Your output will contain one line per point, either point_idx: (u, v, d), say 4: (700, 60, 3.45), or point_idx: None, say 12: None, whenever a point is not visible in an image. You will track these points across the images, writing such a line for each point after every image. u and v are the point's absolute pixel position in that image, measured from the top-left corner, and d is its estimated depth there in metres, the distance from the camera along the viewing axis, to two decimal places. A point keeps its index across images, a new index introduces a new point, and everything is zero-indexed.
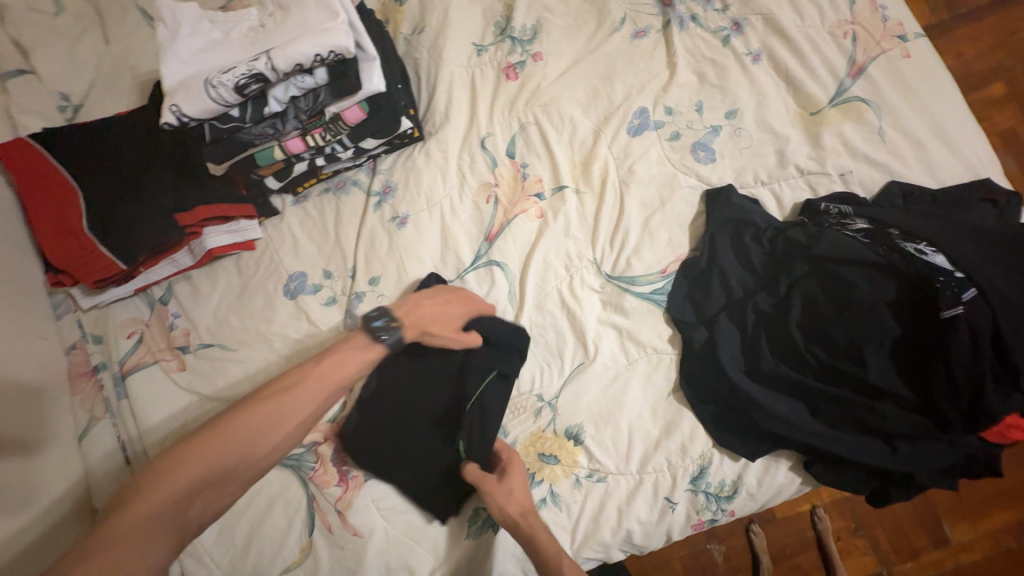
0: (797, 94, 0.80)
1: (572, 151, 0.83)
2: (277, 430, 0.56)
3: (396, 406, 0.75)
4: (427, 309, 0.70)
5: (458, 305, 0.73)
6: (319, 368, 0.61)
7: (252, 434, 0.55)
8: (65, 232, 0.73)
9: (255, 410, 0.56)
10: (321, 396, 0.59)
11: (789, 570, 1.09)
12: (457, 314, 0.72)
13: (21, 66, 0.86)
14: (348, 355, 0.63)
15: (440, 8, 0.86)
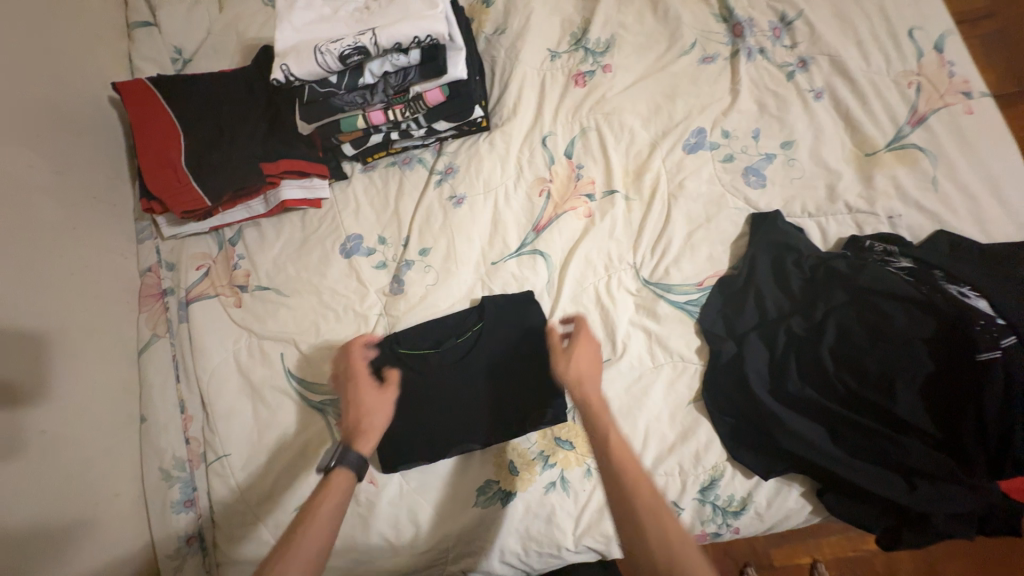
0: (854, 134, 0.82)
1: (626, 159, 0.87)
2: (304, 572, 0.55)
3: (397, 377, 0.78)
4: (356, 410, 0.70)
5: (375, 391, 0.72)
6: (327, 510, 0.60)
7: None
8: (164, 164, 0.82)
9: (284, 560, 0.55)
10: (321, 527, 0.59)
11: None
12: (380, 396, 0.71)
13: (147, 19, 0.97)
14: (324, 494, 0.62)
15: (523, 13, 0.93)
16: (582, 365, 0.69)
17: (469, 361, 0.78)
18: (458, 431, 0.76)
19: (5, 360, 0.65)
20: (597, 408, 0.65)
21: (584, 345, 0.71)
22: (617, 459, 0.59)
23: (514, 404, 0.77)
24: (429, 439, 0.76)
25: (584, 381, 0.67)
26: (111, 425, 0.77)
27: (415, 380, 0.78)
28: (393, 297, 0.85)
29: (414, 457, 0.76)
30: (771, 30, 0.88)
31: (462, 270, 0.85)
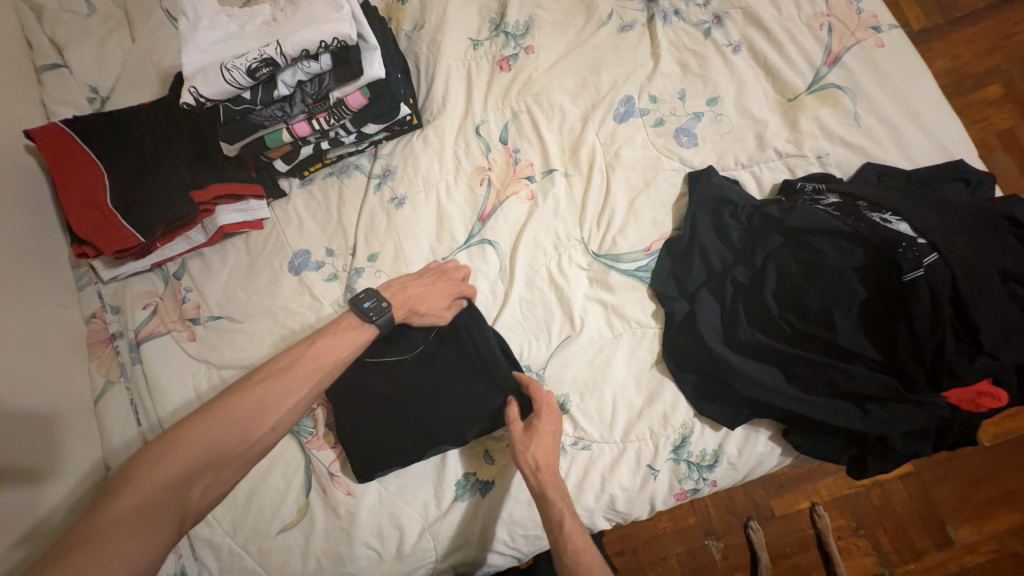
0: (776, 81, 0.84)
1: (561, 137, 0.88)
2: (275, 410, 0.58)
3: (364, 384, 0.78)
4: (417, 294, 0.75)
5: (445, 296, 0.76)
6: (293, 373, 0.61)
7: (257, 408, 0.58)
8: (89, 206, 0.80)
9: (245, 399, 0.58)
10: (308, 381, 0.61)
11: (789, 570, 1.09)
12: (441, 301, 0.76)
13: (56, 61, 0.95)
14: (345, 336, 0.66)
15: (439, 5, 0.92)
16: (541, 444, 0.71)
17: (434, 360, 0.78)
18: (428, 429, 0.76)
19: None
20: (552, 492, 0.68)
21: (546, 425, 0.72)
22: (572, 547, 0.62)
23: (481, 396, 0.77)
24: (399, 442, 0.76)
25: (541, 469, 0.69)
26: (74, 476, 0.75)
27: (383, 386, 0.78)
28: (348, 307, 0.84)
29: (387, 464, 0.75)
30: None
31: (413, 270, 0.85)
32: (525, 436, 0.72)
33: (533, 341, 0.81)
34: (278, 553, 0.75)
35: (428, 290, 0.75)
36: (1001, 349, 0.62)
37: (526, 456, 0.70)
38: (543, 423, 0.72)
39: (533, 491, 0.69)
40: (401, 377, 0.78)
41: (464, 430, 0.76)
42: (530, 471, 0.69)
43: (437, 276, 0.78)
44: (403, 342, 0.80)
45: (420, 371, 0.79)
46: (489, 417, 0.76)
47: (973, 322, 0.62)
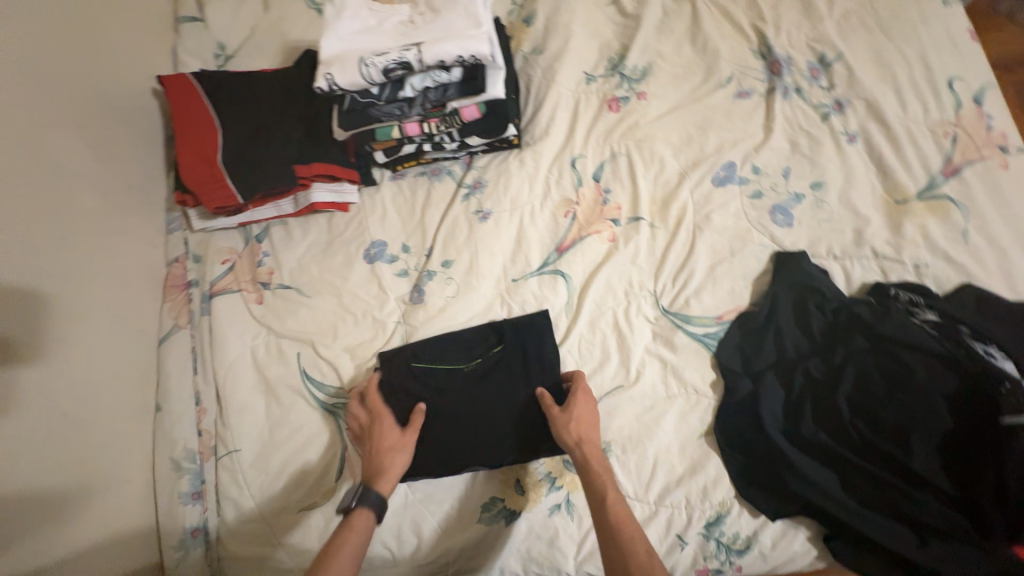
0: (886, 180, 0.82)
1: (654, 188, 0.88)
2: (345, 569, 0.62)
3: (416, 386, 0.79)
4: (378, 451, 0.73)
5: (399, 432, 0.75)
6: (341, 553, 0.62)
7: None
8: (201, 161, 0.83)
9: None
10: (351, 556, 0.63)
11: None
12: (401, 437, 0.74)
13: (194, 14, 1.00)
14: (349, 538, 0.64)
15: (562, 35, 0.94)
16: (580, 421, 0.72)
17: (489, 381, 0.79)
18: (467, 445, 0.76)
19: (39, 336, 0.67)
20: (597, 467, 0.68)
21: (583, 401, 0.74)
22: (615, 518, 0.63)
23: (527, 425, 0.77)
24: (437, 450, 0.76)
25: (585, 443, 0.70)
26: (127, 412, 0.78)
27: (433, 393, 0.79)
28: (412, 306, 0.86)
29: (421, 469, 0.76)
30: (809, 70, 0.87)
31: (482, 285, 0.86)
32: (564, 413, 0.73)
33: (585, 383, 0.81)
34: (296, 529, 0.77)
35: (388, 446, 0.73)
36: None
37: (566, 428, 0.71)
38: (579, 398, 0.74)
39: (577, 462, 0.69)
40: (453, 388, 0.79)
41: (501, 455, 0.76)
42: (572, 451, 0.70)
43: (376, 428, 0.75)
44: (461, 355, 0.81)
45: (472, 387, 0.79)
46: (529, 448, 0.76)
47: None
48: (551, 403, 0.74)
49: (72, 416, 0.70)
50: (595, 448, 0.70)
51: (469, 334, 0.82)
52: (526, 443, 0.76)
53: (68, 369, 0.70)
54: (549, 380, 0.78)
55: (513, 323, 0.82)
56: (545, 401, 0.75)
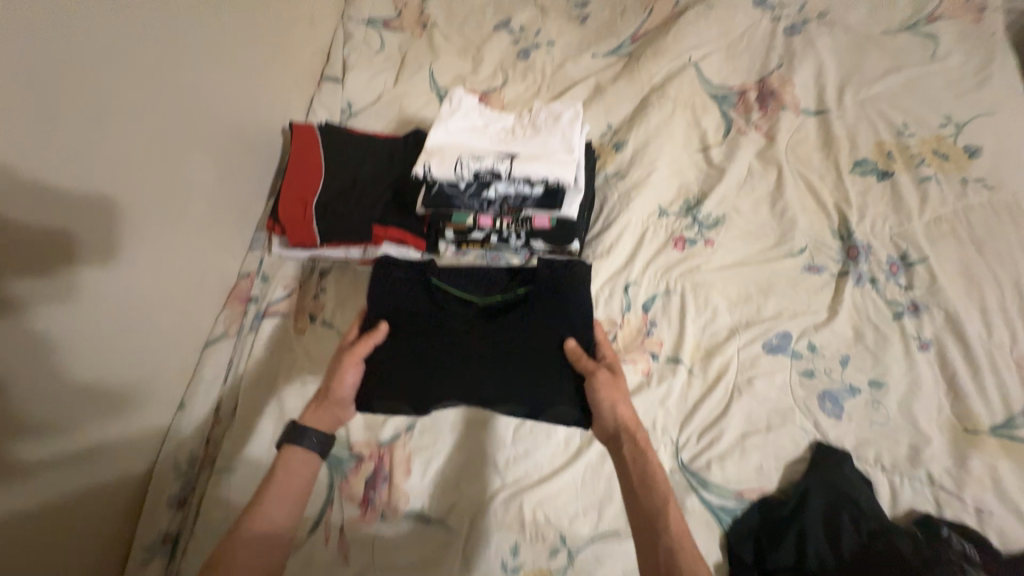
0: (956, 401, 0.75)
1: (700, 335, 0.86)
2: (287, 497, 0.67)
3: (420, 309, 0.75)
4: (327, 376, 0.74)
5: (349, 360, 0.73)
6: (276, 485, 0.67)
7: (264, 515, 0.64)
8: (298, 200, 0.94)
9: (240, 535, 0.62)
10: (285, 488, 0.67)
11: None
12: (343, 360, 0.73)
13: (336, 75, 1.18)
14: (288, 465, 0.68)
15: (646, 167, 0.99)
16: (622, 394, 0.69)
17: (497, 322, 0.75)
18: (461, 389, 0.71)
19: (113, 318, 0.72)
20: (643, 445, 0.67)
21: (620, 376, 0.71)
22: (675, 528, 0.60)
23: (540, 382, 0.71)
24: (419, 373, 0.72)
25: (632, 425, 0.68)
26: (158, 397, 0.82)
27: (436, 324, 0.75)
28: None
29: (399, 399, 0.73)
30: (888, 264, 0.85)
31: None
32: (611, 381, 0.69)
33: (583, 517, 0.76)
34: None
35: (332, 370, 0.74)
36: None
37: (610, 408, 0.69)
38: (616, 373, 0.71)
39: (628, 448, 0.67)
40: (456, 317, 0.75)
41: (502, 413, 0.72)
42: (611, 430, 0.69)
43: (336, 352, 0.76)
44: (479, 290, 0.78)
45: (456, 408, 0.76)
46: (533, 410, 0.72)
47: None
48: (589, 369, 0.70)
49: (117, 386, 0.74)
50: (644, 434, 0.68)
51: (488, 271, 0.80)
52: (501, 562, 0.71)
53: (140, 321, 0.77)
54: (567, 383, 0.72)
55: (549, 270, 0.76)
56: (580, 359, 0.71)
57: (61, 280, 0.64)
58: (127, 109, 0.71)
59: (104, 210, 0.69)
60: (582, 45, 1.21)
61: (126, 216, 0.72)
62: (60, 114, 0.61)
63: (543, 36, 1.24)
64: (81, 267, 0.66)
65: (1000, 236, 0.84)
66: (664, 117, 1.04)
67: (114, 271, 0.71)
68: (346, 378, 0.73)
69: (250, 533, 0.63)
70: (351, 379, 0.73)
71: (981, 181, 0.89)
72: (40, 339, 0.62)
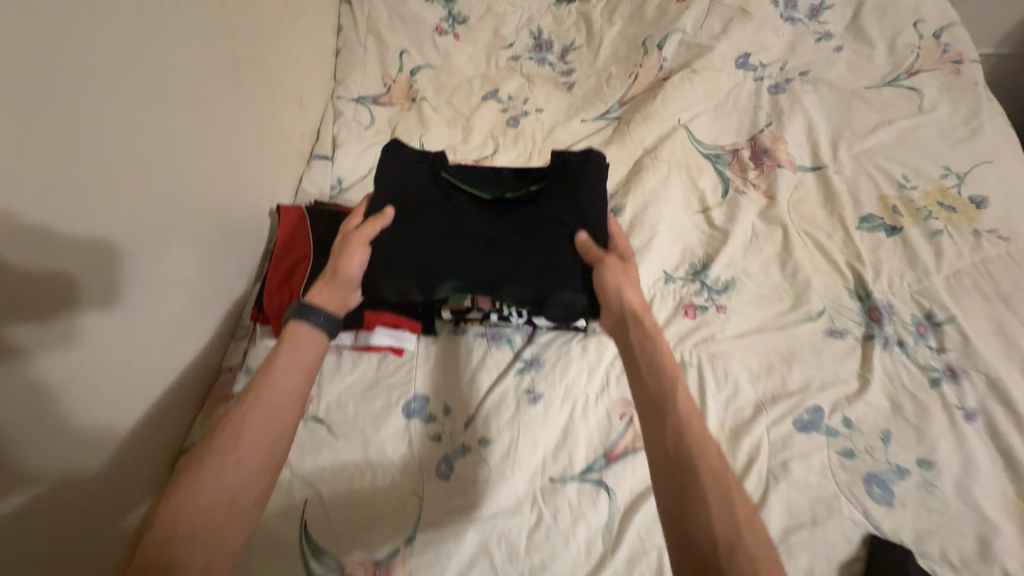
0: (1018, 480, 0.68)
1: (723, 411, 0.79)
2: (276, 400, 0.63)
3: (442, 231, 0.81)
4: (335, 257, 0.79)
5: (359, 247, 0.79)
6: (285, 358, 0.67)
7: (269, 392, 0.63)
8: (286, 287, 0.91)
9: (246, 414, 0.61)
10: (274, 395, 0.63)
11: None
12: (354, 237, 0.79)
13: (325, 153, 1.17)
14: (295, 351, 0.69)
15: (648, 231, 0.95)
16: (631, 281, 0.75)
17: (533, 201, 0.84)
18: (476, 270, 0.79)
19: (85, 409, 0.65)
20: (647, 329, 0.69)
21: (630, 266, 0.78)
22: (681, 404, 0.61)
23: (552, 277, 0.78)
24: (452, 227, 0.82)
25: (636, 309, 0.72)
26: (103, 518, 0.69)
27: (454, 237, 0.81)
28: (437, 481, 0.79)
29: (410, 284, 0.79)
30: (914, 324, 0.80)
31: (518, 476, 0.77)
32: (620, 267, 0.76)
33: None
34: None
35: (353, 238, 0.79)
36: None
37: (618, 294, 0.73)
38: (625, 262, 0.78)
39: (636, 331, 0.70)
40: (473, 222, 0.83)
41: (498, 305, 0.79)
42: (615, 310, 0.74)
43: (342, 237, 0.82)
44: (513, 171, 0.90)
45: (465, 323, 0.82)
46: (539, 297, 0.78)
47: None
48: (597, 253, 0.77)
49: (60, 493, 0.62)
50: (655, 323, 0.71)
51: (495, 175, 0.90)
52: None
53: (133, 378, 0.72)
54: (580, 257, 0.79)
55: (562, 167, 0.86)
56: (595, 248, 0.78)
57: (60, 324, 0.60)
58: (123, 192, 0.67)
59: (102, 290, 0.65)
60: (570, 111, 1.22)
61: (129, 270, 0.69)
62: (58, 200, 0.58)
63: (531, 104, 1.26)
64: (81, 312, 0.63)
65: None
66: (660, 179, 1.02)
67: (112, 317, 0.67)
68: (353, 257, 0.78)
69: (240, 431, 0.59)
70: (359, 256, 0.79)
71: (994, 233, 0.86)
72: (35, 384, 0.58)
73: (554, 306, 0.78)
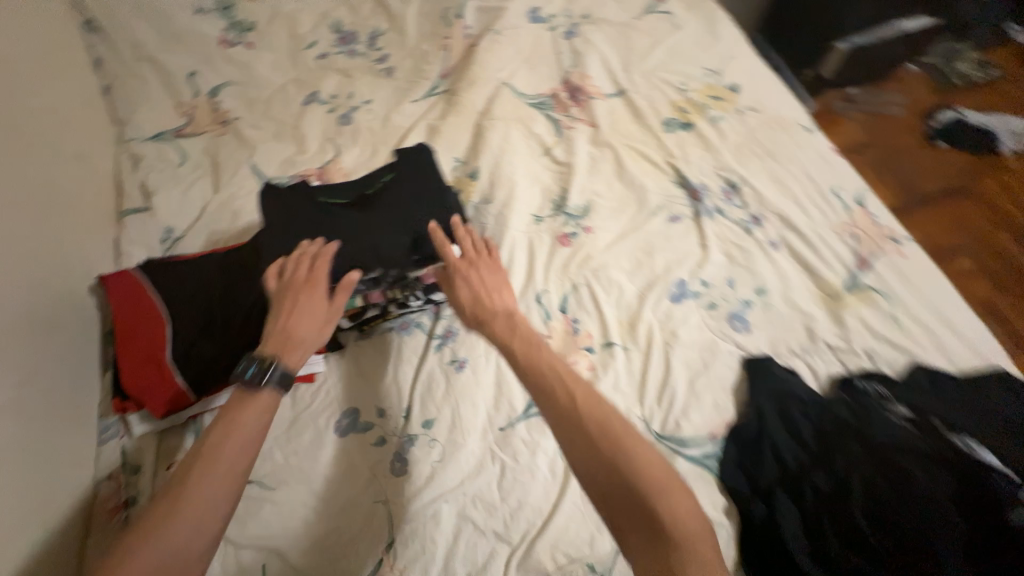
0: (815, 278, 0.92)
1: (618, 312, 0.92)
2: (237, 444, 0.59)
3: (304, 212, 0.84)
4: (289, 317, 0.71)
5: (323, 297, 0.74)
6: (240, 416, 0.62)
7: (232, 431, 0.60)
8: (148, 360, 0.78)
9: (206, 457, 0.58)
10: (240, 431, 0.60)
11: None
12: (307, 296, 0.73)
13: (139, 204, 1.01)
14: (251, 403, 0.63)
15: (507, 184, 1.03)
16: (481, 279, 0.80)
17: (391, 189, 0.88)
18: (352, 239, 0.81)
19: None
20: (490, 314, 0.76)
21: (486, 266, 0.81)
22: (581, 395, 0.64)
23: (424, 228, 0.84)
24: (331, 221, 0.83)
25: (482, 293, 0.78)
26: None
27: (315, 215, 0.84)
28: (396, 480, 0.78)
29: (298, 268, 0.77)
30: (723, 193, 1.01)
31: (470, 440, 0.81)
32: (471, 272, 0.80)
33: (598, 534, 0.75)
34: None
35: (304, 304, 0.72)
36: None
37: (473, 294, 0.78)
38: (487, 266, 0.81)
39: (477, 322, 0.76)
40: (341, 217, 0.84)
41: (394, 274, 0.83)
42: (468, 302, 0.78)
43: (295, 294, 0.73)
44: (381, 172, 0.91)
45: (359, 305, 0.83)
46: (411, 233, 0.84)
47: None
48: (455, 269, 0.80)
49: None
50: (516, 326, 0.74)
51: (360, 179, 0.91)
52: None
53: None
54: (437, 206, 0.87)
55: (404, 156, 0.93)
56: (437, 230, 0.82)
57: None
58: None
59: None
60: (398, 94, 1.22)
61: None
62: None
63: (357, 97, 1.23)
64: None
65: (782, 144, 1.06)
66: (502, 136, 1.09)
67: None
68: (314, 318, 0.72)
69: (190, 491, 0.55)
70: (319, 318, 0.73)
71: (751, 109, 1.11)
72: None
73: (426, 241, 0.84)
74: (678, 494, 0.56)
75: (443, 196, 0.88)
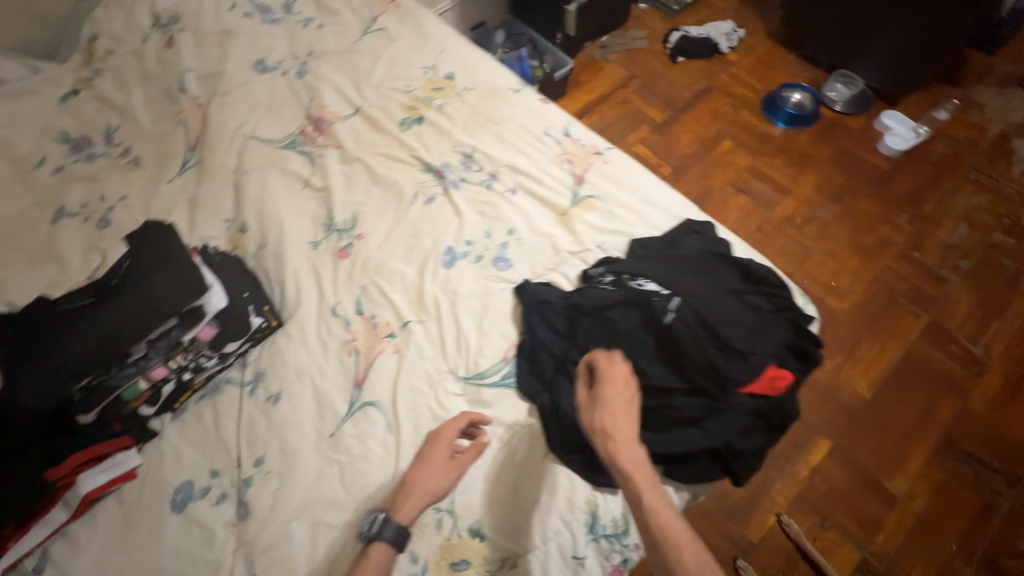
0: (550, 204, 1.11)
1: (406, 294, 1.04)
2: None
3: (43, 325, 0.86)
4: (419, 470, 0.83)
5: (446, 452, 0.84)
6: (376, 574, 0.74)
7: None
8: None
9: None
10: None
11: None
12: (449, 464, 0.83)
13: None
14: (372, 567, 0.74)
15: (275, 225, 1.10)
16: (610, 411, 0.79)
17: (130, 269, 0.92)
18: (99, 329, 0.85)
19: None
20: (615, 452, 0.76)
21: (613, 373, 0.83)
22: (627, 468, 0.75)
23: (168, 292, 0.89)
24: (75, 320, 0.86)
25: (610, 430, 0.78)
26: None
27: (55, 323, 0.86)
28: (245, 523, 0.83)
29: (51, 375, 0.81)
30: (462, 164, 1.17)
31: (304, 457, 0.87)
32: (628, 388, 0.82)
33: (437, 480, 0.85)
34: None
35: (434, 470, 0.83)
36: (751, 345, 0.84)
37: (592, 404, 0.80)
38: (619, 380, 0.83)
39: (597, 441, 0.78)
40: (83, 313, 0.87)
41: (165, 345, 0.92)
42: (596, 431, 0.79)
43: (429, 451, 0.84)
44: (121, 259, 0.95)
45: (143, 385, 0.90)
46: (153, 300, 0.88)
47: (719, 334, 0.84)
48: (597, 373, 0.84)
49: None
50: (607, 396, 0.81)
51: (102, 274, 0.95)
52: (425, 558, 0.80)
53: None
54: (179, 266, 0.92)
55: (139, 236, 0.98)
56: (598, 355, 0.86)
57: None
58: None
59: None
60: (151, 180, 1.23)
61: None
62: None
63: (109, 197, 1.21)
64: None
65: (499, 109, 1.25)
66: (259, 184, 1.16)
67: None
68: (440, 482, 0.82)
69: None
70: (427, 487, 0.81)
71: (469, 88, 1.29)
72: None
73: (174, 301, 0.89)
74: (679, 527, 0.71)
75: (182, 257, 0.94)
